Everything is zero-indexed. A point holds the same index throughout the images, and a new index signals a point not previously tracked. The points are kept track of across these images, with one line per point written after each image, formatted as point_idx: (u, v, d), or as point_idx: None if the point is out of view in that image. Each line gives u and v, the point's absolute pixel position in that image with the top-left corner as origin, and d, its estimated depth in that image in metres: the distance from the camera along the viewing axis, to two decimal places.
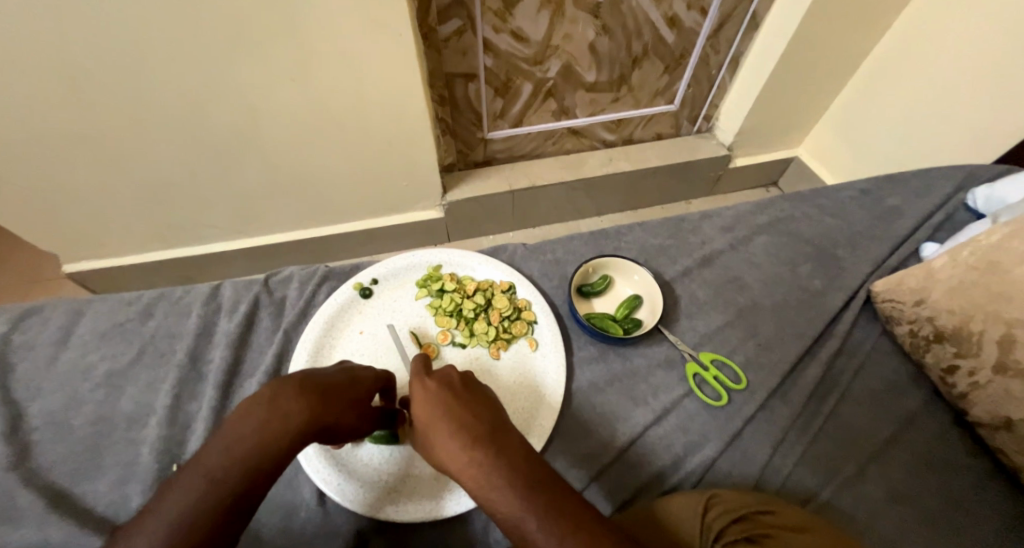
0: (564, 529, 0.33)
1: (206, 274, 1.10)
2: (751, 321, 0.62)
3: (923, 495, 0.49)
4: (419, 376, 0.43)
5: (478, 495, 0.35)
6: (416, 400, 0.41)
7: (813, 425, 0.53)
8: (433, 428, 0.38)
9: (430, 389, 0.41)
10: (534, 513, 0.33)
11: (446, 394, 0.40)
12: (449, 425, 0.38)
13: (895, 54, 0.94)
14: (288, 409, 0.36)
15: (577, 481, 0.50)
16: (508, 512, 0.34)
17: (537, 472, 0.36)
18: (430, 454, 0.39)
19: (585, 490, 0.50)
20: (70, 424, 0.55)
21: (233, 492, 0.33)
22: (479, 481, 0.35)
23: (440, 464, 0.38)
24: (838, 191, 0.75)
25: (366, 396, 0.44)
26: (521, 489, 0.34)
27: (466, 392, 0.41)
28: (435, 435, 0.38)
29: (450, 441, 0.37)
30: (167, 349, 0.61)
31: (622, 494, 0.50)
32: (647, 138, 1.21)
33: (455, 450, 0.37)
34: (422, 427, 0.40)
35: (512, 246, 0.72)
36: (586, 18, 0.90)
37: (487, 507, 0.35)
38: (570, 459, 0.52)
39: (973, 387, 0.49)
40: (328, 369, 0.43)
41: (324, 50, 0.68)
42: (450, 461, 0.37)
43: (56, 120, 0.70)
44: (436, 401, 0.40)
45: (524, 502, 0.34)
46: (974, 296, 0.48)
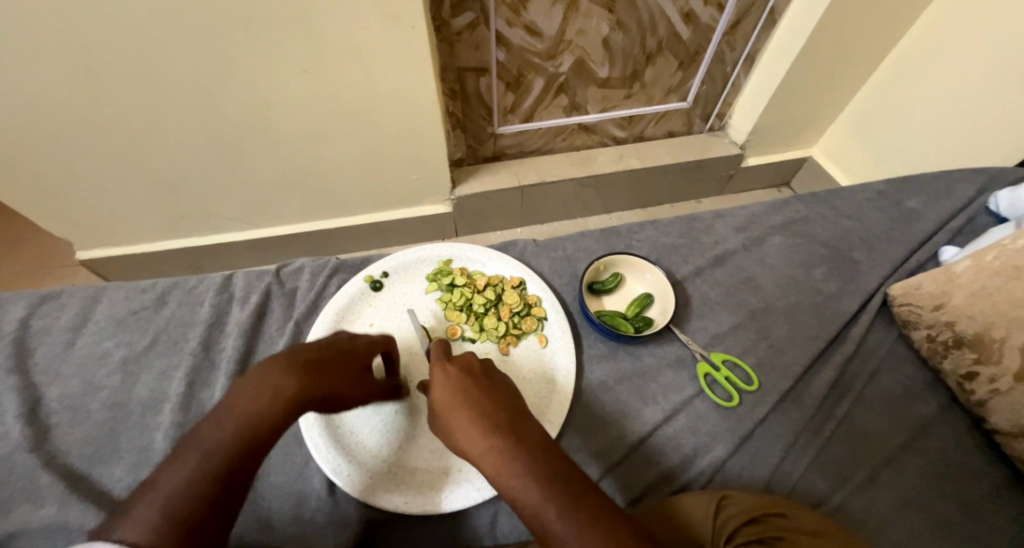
0: (585, 521, 0.32)
1: (217, 263, 1.11)
2: (763, 322, 0.62)
3: (936, 502, 0.49)
4: (441, 360, 0.43)
5: (496, 482, 0.35)
6: (437, 384, 0.41)
7: (825, 429, 0.53)
8: (454, 413, 0.38)
9: (450, 373, 0.41)
10: (554, 504, 0.33)
11: (467, 379, 0.41)
12: (469, 410, 0.38)
13: (915, 54, 0.92)
14: (276, 383, 0.37)
15: (593, 471, 0.51)
16: (528, 501, 0.34)
17: (557, 463, 0.36)
18: (448, 439, 0.39)
19: (601, 480, 0.50)
20: (86, 409, 0.56)
21: (224, 462, 0.33)
22: (499, 467, 0.35)
23: (458, 449, 0.38)
24: (854, 193, 0.74)
25: (360, 367, 0.45)
26: (540, 478, 0.34)
27: (486, 379, 0.41)
28: (455, 420, 0.38)
29: (469, 425, 0.37)
30: (181, 337, 0.62)
31: (636, 488, 0.50)
32: (659, 135, 1.20)
33: (475, 435, 0.37)
34: (441, 410, 0.40)
35: (522, 242, 0.72)
36: (601, 12, 0.89)
37: (505, 494, 0.35)
38: (582, 452, 0.53)
39: (992, 394, 0.48)
40: (320, 342, 0.44)
41: (339, 43, 0.68)
42: (469, 447, 0.37)
43: (73, 108, 0.70)
44: (457, 386, 0.40)
45: (544, 492, 0.34)
46: (996, 302, 0.48)
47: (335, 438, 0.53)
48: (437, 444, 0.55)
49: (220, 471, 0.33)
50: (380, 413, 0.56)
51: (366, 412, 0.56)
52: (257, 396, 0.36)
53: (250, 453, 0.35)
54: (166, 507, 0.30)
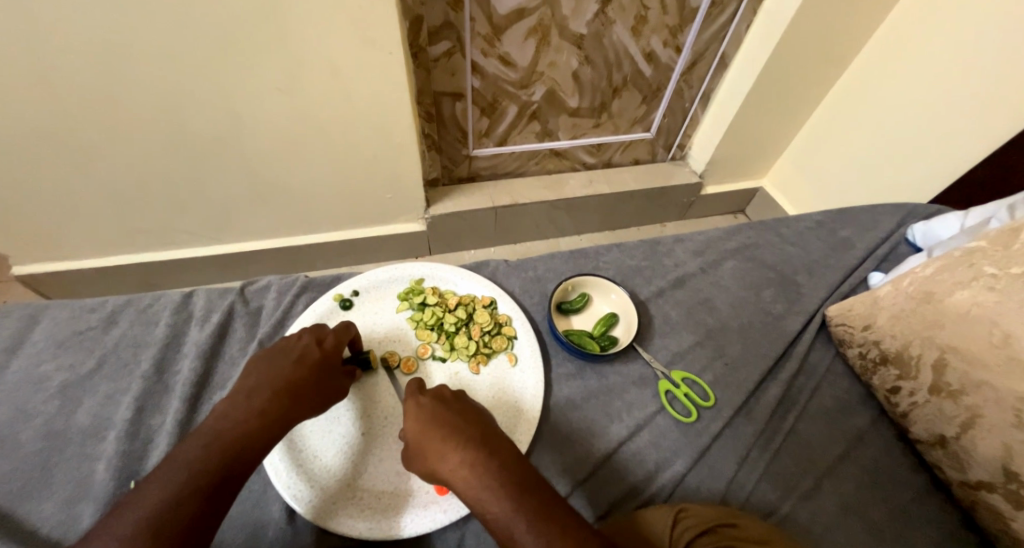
0: (554, 533, 0.34)
1: (174, 280, 1.06)
2: (719, 341, 0.66)
3: (871, 508, 0.53)
4: (414, 394, 0.46)
5: (472, 501, 0.37)
6: (409, 414, 0.44)
7: (774, 442, 0.57)
8: (429, 439, 0.41)
9: (423, 404, 0.44)
10: (524, 516, 0.35)
11: (439, 407, 0.44)
12: (440, 431, 0.41)
13: (848, 98, 1.04)
14: (263, 408, 0.44)
15: (562, 487, 0.52)
16: (499, 514, 0.36)
17: (527, 477, 0.38)
18: (421, 462, 0.42)
19: (571, 496, 0.52)
20: (17, 439, 0.52)
21: (209, 478, 0.38)
22: (473, 484, 0.37)
23: (434, 473, 0.40)
24: (797, 222, 0.81)
25: (334, 371, 0.52)
26: (510, 491, 0.36)
27: (458, 406, 0.44)
28: (431, 445, 0.41)
29: (441, 444, 0.40)
30: (131, 358, 0.59)
31: (604, 501, 0.52)
32: (625, 162, 1.26)
33: (447, 452, 0.40)
34: (412, 436, 0.43)
35: (494, 263, 0.74)
36: (570, 48, 0.94)
37: (478, 510, 0.37)
38: (552, 467, 0.54)
39: (913, 406, 0.54)
40: (291, 353, 0.50)
41: (314, 63, 0.69)
42: (442, 466, 0.40)
43: (25, 115, 0.67)
44: (429, 415, 0.43)
45: (514, 504, 0.36)
46: (912, 323, 0.53)
47: (297, 463, 0.52)
48: (403, 467, 0.54)
49: (205, 486, 0.37)
50: (345, 435, 0.55)
51: (331, 435, 0.55)
52: (246, 422, 0.43)
53: (233, 469, 0.40)
54: (148, 518, 0.34)
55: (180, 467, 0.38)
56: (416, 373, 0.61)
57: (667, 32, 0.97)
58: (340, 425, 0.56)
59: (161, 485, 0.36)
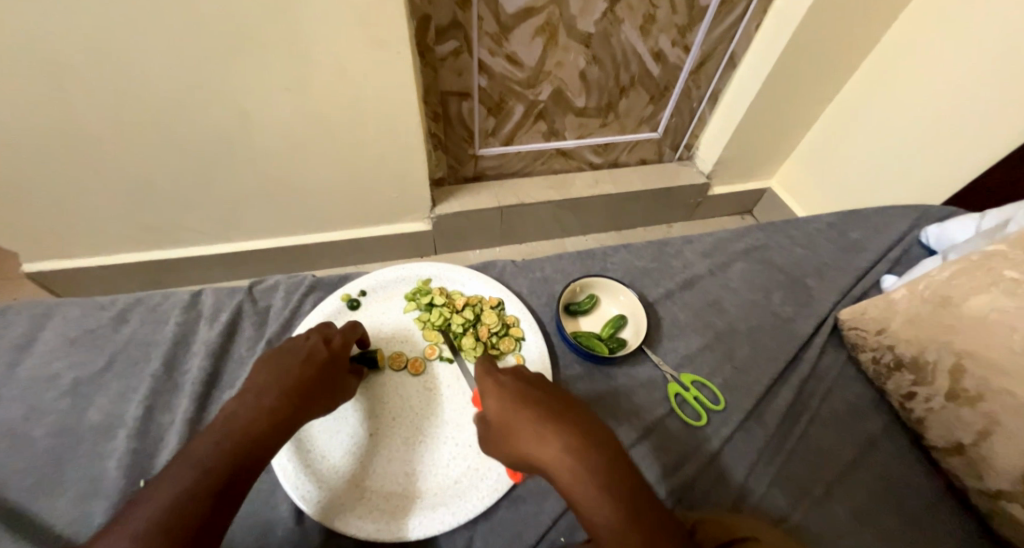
0: (657, 539, 0.34)
1: (181, 278, 1.06)
2: (728, 344, 0.65)
3: (884, 515, 0.52)
4: (493, 373, 0.50)
5: (554, 471, 0.40)
6: (490, 391, 0.48)
7: (785, 446, 0.56)
8: (512, 413, 0.45)
9: (503, 382, 0.49)
10: (628, 516, 0.36)
11: (519, 386, 0.48)
12: (543, 420, 0.43)
13: (858, 99, 1.03)
14: (272, 406, 0.44)
15: (626, 437, 0.56)
16: (603, 509, 0.36)
17: (628, 477, 0.39)
18: (517, 449, 0.43)
19: (635, 446, 0.55)
20: (29, 436, 0.52)
21: (220, 476, 0.38)
22: (558, 456, 0.41)
23: (516, 445, 0.44)
24: (807, 223, 0.80)
25: (341, 370, 0.51)
26: (613, 488, 0.38)
27: (536, 386, 0.48)
28: (512, 419, 0.45)
29: (544, 432, 0.42)
30: (141, 357, 0.59)
31: (664, 456, 0.55)
32: (631, 162, 1.25)
33: (551, 441, 0.41)
34: (511, 423, 0.44)
35: (501, 263, 0.74)
36: (578, 47, 0.94)
37: (577, 502, 0.38)
38: (615, 419, 0.57)
39: (928, 412, 0.53)
40: (298, 352, 0.50)
41: (322, 62, 0.69)
42: (543, 453, 0.41)
43: (35, 113, 0.68)
44: (509, 392, 0.47)
45: (618, 502, 0.37)
46: (927, 327, 0.53)
47: (305, 463, 0.52)
48: (412, 468, 0.54)
49: (216, 484, 0.37)
50: (353, 435, 0.55)
51: (338, 435, 0.55)
52: (255, 421, 0.43)
53: (243, 467, 0.40)
54: (160, 516, 0.34)
55: (190, 465, 0.38)
56: (423, 374, 0.61)
57: (676, 32, 0.96)
58: (347, 425, 0.56)
59: (173, 483, 0.36)
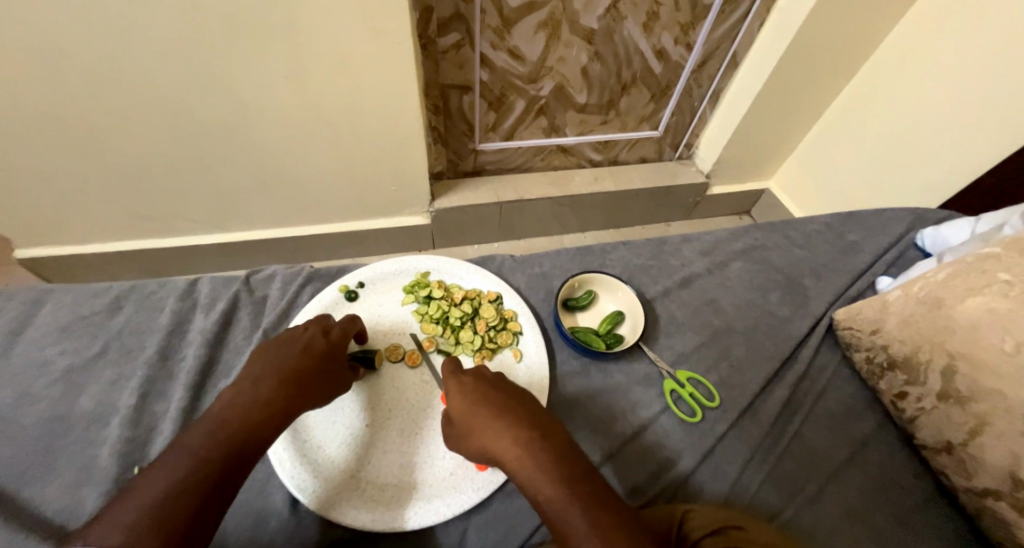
0: (602, 517, 0.36)
1: (177, 267, 1.06)
2: (724, 342, 0.66)
3: (873, 513, 0.53)
4: (456, 375, 0.50)
5: (519, 475, 0.40)
6: (453, 393, 0.48)
7: (778, 444, 0.57)
8: (475, 416, 0.45)
9: (466, 383, 0.48)
10: (576, 499, 0.37)
11: (481, 387, 0.47)
12: (493, 413, 0.44)
13: (858, 102, 1.03)
14: (270, 396, 0.44)
15: (594, 455, 0.55)
16: (552, 495, 0.38)
17: (575, 463, 0.41)
18: (472, 443, 0.45)
19: (601, 466, 0.54)
20: (21, 422, 0.52)
21: (215, 466, 0.38)
22: (522, 460, 0.41)
23: (481, 448, 0.44)
24: (805, 224, 0.81)
25: (339, 362, 0.52)
26: (562, 475, 0.39)
27: (499, 386, 0.48)
28: (475, 422, 0.45)
29: (496, 424, 0.43)
30: (135, 345, 0.59)
31: (634, 475, 0.54)
32: (631, 160, 1.25)
33: (501, 433, 0.43)
34: (465, 418, 0.46)
35: (500, 258, 0.74)
36: (580, 43, 0.94)
37: (528, 490, 0.39)
38: (587, 432, 0.57)
39: (920, 412, 0.54)
40: (296, 343, 0.50)
41: (323, 52, 0.69)
42: (495, 445, 0.42)
43: (30, 97, 0.67)
44: (472, 394, 0.47)
45: (565, 487, 0.38)
46: (922, 329, 0.53)
47: (302, 453, 0.52)
48: (408, 459, 0.54)
49: (212, 474, 0.37)
50: (350, 427, 0.55)
51: (335, 426, 0.55)
52: (252, 411, 0.43)
53: (239, 458, 0.40)
54: (154, 505, 0.34)
55: (185, 455, 0.38)
56: (420, 366, 0.61)
57: (679, 30, 0.96)
58: (344, 416, 0.56)
59: (167, 472, 0.36)
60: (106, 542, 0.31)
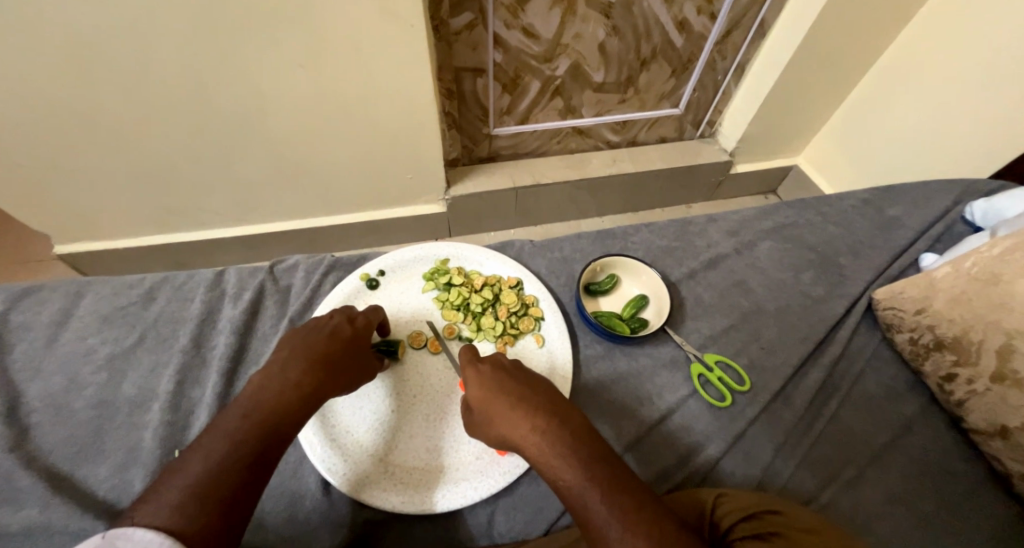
0: (626, 504, 0.35)
1: (203, 259, 1.08)
2: (755, 324, 0.64)
3: (919, 499, 0.50)
4: (473, 363, 0.49)
5: (539, 462, 0.40)
6: (470, 381, 0.48)
7: (814, 428, 0.54)
8: (493, 403, 0.44)
9: (483, 371, 0.47)
10: (597, 485, 0.36)
11: (498, 374, 0.47)
12: (511, 400, 0.44)
13: (896, 69, 0.96)
14: (298, 380, 0.45)
15: (616, 443, 0.53)
16: (572, 482, 0.37)
17: (595, 449, 0.39)
18: (491, 430, 0.44)
19: (623, 454, 0.53)
20: (69, 407, 0.54)
21: (252, 448, 0.39)
22: (542, 447, 0.40)
23: (501, 436, 0.43)
24: (840, 200, 0.76)
25: (363, 348, 0.52)
26: (582, 461, 0.38)
27: (517, 374, 0.47)
28: (494, 410, 0.44)
29: (513, 411, 0.43)
30: (170, 333, 0.60)
31: (658, 462, 0.52)
32: (650, 140, 1.22)
33: (519, 420, 0.42)
34: (482, 406, 0.45)
35: (519, 243, 0.72)
36: (597, 18, 0.90)
37: (549, 476, 0.39)
38: (609, 420, 0.55)
39: (970, 394, 0.51)
40: (321, 330, 0.50)
41: (337, 39, 0.68)
42: (513, 433, 0.42)
43: (58, 95, 0.68)
44: (490, 381, 0.46)
45: (587, 474, 0.37)
46: (974, 307, 0.50)
47: (331, 437, 0.53)
48: (434, 443, 0.54)
49: (249, 456, 0.38)
50: (376, 412, 0.56)
51: (362, 411, 0.55)
52: (283, 395, 0.43)
53: (273, 440, 0.40)
54: (197, 484, 0.34)
55: (222, 437, 0.38)
56: (443, 353, 0.60)
57: None
58: (369, 401, 0.56)
59: (205, 455, 0.37)
60: (156, 517, 0.32)
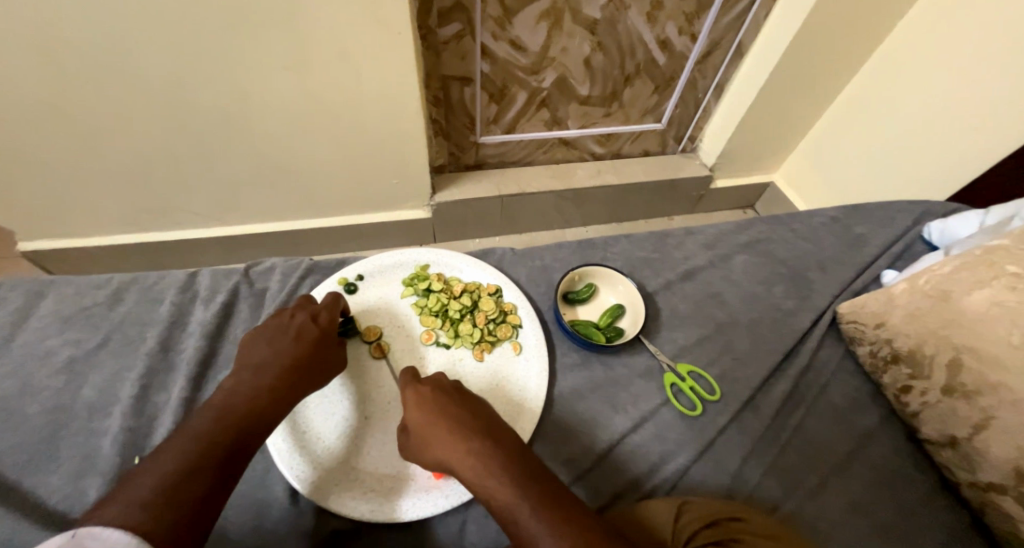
0: (552, 517, 0.36)
1: (180, 260, 1.06)
2: (728, 336, 0.65)
3: (878, 507, 0.52)
4: (412, 385, 0.49)
5: (472, 483, 0.40)
6: (410, 403, 0.47)
7: (779, 437, 0.56)
8: (428, 427, 0.44)
9: (421, 393, 0.47)
10: (525, 501, 0.37)
11: (436, 396, 0.47)
12: (446, 421, 0.44)
13: (868, 92, 1.01)
14: (269, 384, 0.45)
15: (564, 475, 0.52)
16: (503, 498, 0.38)
17: (528, 465, 0.40)
18: (426, 452, 0.44)
19: (572, 485, 0.52)
20: (23, 412, 0.52)
21: (224, 448, 0.39)
22: (474, 469, 0.40)
23: (436, 459, 0.43)
24: (810, 217, 0.79)
25: (332, 348, 0.51)
26: (513, 478, 0.39)
27: (453, 394, 0.47)
28: (429, 433, 0.44)
29: (447, 432, 0.43)
30: (137, 336, 0.59)
31: (605, 493, 0.52)
32: (634, 153, 1.24)
33: (451, 440, 0.42)
34: (417, 426, 0.45)
35: (500, 251, 0.73)
36: (583, 33, 0.92)
37: (482, 496, 0.39)
38: (556, 454, 0.54)
39: (924, 406, 0.53)
40: (287, 334, 0.49)
41: (324, 44, 0.68)
42: (446, 455, 0.42)
43: (32, 88, 0.67)
44: (427, 403, 0.46)
45: (516, 491, 0.38)
46: (928, 322, 0.52)
47: (300, 444, 0.52)
48: None
49: (219, 458, 0.38)
50: (348, 418, 0.55)
51: (334, 417, 0.55)
52: (256, 398, 0.43)
53: (245, 444, 0.40)
54: (165, 483, 0.34)
55: (192, 438, 0.38)
56: (385, 359, 0.60)
57: (683, 19, 0.94)
58: (342, 407, 0.56)
59: (175, 453, 0.37)
60: (125, 517, 0.31)
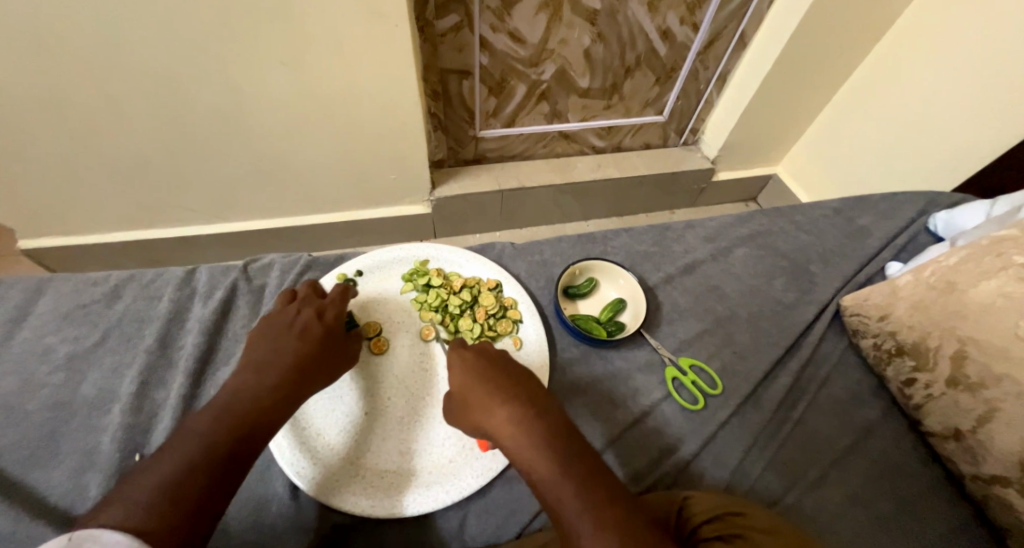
0: (594, 497, 0.35)
1: (179, 257, 1.06)
2: (728, 329, 0.65)
3: (880, 500, 0.52)
4: (459, 351, 0.50)
5: (514, 452, 0.40)
6: (456, 370, 0.48)
7: (781, 431, 0.56)
8: (474, 393, 0.45)
9: (468, 361, 0.48)
10: (567, 475, 0.37)
11: (483, 365, 0.47)
12: (492, 389, 0.45)
13: (872, 81, 0.99)
14: (272, 384, 0.44)
15: (596, 441, 0.54)
16: (545, 475, 0.38)
17: (568, 438, 0.40)
18: (468, 419, 0.45)
19: (604, 452, 0.54)
20: (22, 409, 0.52)
21: (228, 449, 0.38)
22: (517, 438, 0.41)
23: (479, 425, 0.44)
24: (813, 209, 0.79)
25: (337, 347, 0.51)
26: (557, 451, 0.39)
27: (500, 364, 0.48)
28: (475, 399, 0.45)
29: (493, 401, 0.44)
30: (135, 333, 0.59)
31: (636, 463, 0.53)
32: (635, 146, 1.23)
33: (497, 408, 0.43)
34: (461, 394, 0.46)
35: (500, 245, 0.73)
36: (583, 24, 0.91)
37: (522, 466, 0.40)
38: (592, 416, 0.56)
39: (927, 398, 0.52)
40: (292, 333, 0.49)
41: (319, 38, 0.67)
42: (491, 422, 0.43)
43: (26, 85, 0.66)
44: (473, 371, 0.47)
45: (559, 466, 0.38)
46: (932, 314, 0.52)
47: (300, 440, 0.52)
48: (407, 446, 0.54)
49: (222, 458, 0.37)
50: (348, 414, 0.55)
51: (334, 413, 0.55)
52: (259, 398, 0.43)
53: (248, 444, 0.40)
54: (166, 485, 0.34)
55: (193, 438, 0.38)
56: (386, 355, 0.60)
57: (685, 9, 0.93)
58: (343, 404, 0.56)
59: (177, 454, 0.36)
60: (127, 520, 0.31)
